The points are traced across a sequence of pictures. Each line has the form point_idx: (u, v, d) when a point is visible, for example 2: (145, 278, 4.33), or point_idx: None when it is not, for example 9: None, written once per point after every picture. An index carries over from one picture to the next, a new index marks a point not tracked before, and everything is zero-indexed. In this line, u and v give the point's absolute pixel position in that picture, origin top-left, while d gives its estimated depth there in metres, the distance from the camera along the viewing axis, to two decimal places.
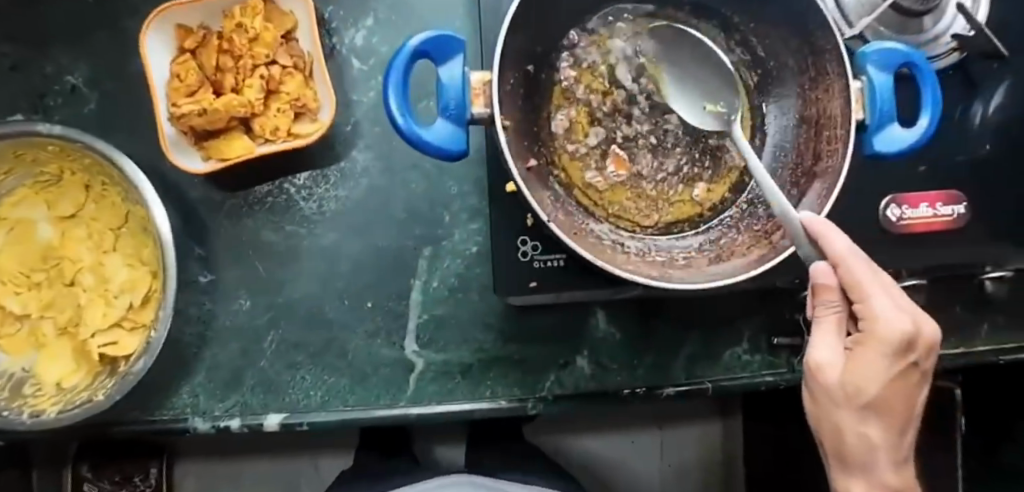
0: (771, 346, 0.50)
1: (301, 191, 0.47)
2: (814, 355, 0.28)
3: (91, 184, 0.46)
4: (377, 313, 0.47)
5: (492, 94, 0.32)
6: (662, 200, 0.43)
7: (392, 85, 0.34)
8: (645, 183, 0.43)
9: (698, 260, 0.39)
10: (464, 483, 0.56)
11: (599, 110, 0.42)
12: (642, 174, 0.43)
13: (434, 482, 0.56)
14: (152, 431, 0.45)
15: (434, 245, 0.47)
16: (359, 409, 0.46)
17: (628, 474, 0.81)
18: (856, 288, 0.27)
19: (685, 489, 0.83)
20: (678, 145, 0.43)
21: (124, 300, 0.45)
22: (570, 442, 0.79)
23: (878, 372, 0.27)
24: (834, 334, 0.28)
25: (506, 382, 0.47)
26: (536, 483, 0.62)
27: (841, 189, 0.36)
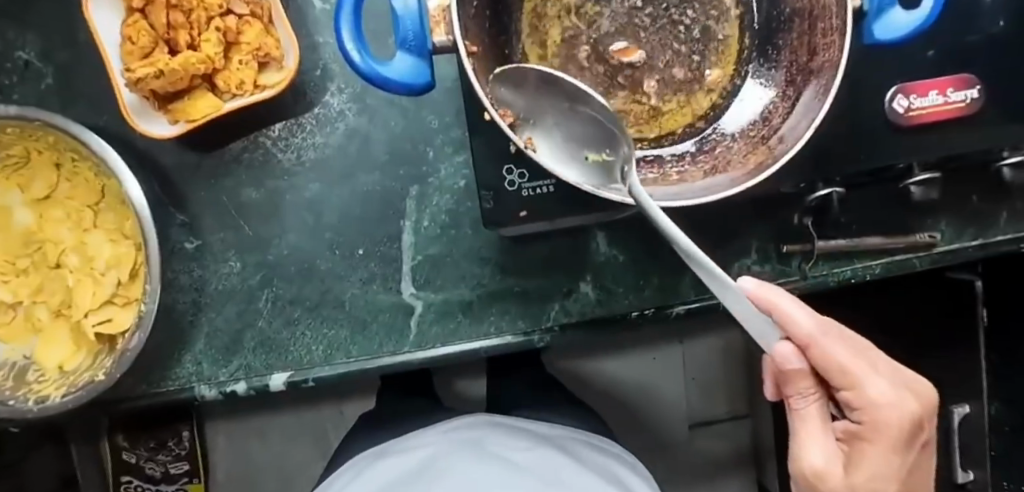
0: (782, 254, 0.49)
1: (277, 142, 0.45)
2: (811, 457, 0.27)
3: (60, 161, 0.44)
4: (370, 261, 0.45)
5: (453, 22, 0.28)
6: (655, 108, 0.40)
7: (346, 13, 0.31)
8: (657, 69, 0.40)
9: (691, 175, 0.36)
10: (481, 423, 0.57)
11: (573, 18, 0.39)
12: (655, 59, 0.40)
13: (453, 424, 0.57)
14: (161, 401, 0.46)
15: (421, 183, 0.45)
16: (362, 359, 0.45)
17: (657, 385, 0.94)
18: (850, 380, 0.26)
19: (705, 395, 0.96)
20: (664, 44, 0.40)
21: (111, 276, 0.44)
22: (603, 364, 0.90)
23: (879, 463, 0.27)
24: (820, 427, 0.27)
25: (509, 317, 0.45)
26: (554, 418, 0.63)
27: (840, 84, 0.33)
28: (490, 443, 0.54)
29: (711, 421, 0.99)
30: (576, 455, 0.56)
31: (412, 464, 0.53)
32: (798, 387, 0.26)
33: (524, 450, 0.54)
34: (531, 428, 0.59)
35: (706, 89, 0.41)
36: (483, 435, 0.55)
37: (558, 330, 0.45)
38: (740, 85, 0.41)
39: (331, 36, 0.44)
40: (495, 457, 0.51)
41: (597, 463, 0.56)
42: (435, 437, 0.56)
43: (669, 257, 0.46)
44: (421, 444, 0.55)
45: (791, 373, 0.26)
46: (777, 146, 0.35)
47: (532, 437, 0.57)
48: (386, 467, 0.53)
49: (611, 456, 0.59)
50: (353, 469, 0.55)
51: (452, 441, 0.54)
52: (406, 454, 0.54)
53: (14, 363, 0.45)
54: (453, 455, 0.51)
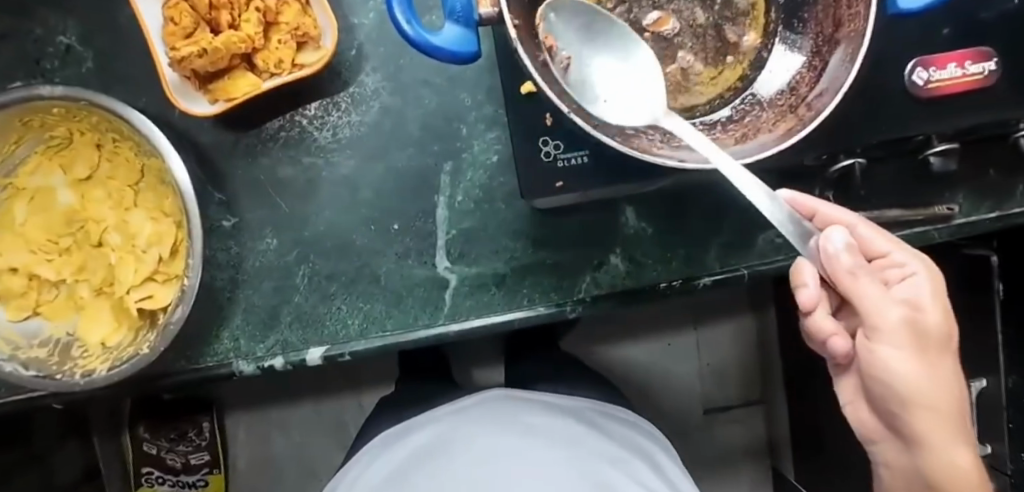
0: None
1: (314, 121, 0.46)
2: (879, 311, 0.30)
3: (102, 142, 0.45)
4: (405, 236, 0.46)
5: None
6: (687, 78, 0.42)
7: None
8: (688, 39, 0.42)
9: (721, 143, 0.37)
10: (500, 397, 0.59)
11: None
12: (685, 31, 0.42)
13: (470, 398, 0.60)
14: (201, 376, 0.47)
15: (454, 158, 0.46)
16: (398, 332, 0.46)
17: (669, 372, 0.99)
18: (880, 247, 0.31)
19: (720, 382, 1.01)
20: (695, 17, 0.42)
21: (153, 253, 0.45)
22: (618, 350, 0.97)
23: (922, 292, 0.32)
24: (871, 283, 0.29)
25: (541, 290, 0.46)
26: (587, 393, 0.64)
27: (866, 51, 0.34)
28: (504, 416, 0.57)
29: (727, 406, 1.01)
30: (589, 418, 0.60)
31: (434, 438, 0.56)
32: (845, 262, 0.29)
33: (540, 417, 0.57)
34: (548, 398, 0.61)
35: (735, 64, 0.42)
36: (500, 405, 0.58)
37: (589, 301, 0.46)
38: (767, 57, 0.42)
39: (365, 17, 0.45)
40: (513, 427, 0.55)
41: (610, 425, 0.60)
42: (455, 410, 0.59)
43: (694, 231, 0.48)
44: (441, 419, 0.58)
45: (834, 254, 0.29)
46: (806, 112, 0.36)
47: (548, 407, 0.59)
48: (410, 442, 0.57)
49: (624, 420, 0.62)
50: (379, 442, 0.59)
51: (471, 417, 0.57)
52: (428, 428, 0.57)
53: (58, 339, 0.46)
54: (474, 428, 0.56)
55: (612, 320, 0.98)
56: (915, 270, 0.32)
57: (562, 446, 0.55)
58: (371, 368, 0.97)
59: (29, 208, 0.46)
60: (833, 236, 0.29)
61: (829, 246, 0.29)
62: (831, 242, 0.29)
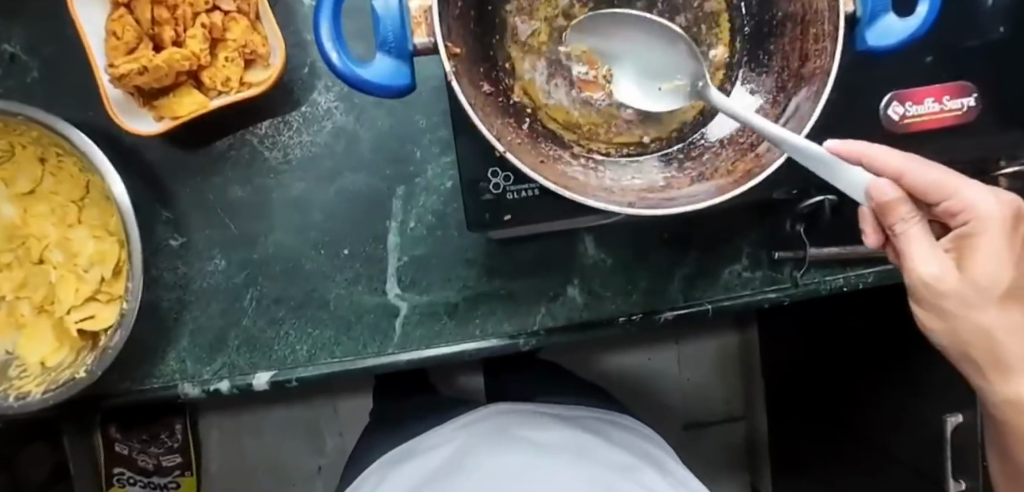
0: (773, 261, 0.48)
1: (264, 140, 0.44)
2: (924, 269, 0.25)
3: (45, 156, 0.44)
4: (355, 261, 0.44)
5: (434, 25, 0.27)
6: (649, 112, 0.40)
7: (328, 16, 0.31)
8: None
9: (671, 184, 0.35)
10: (489, 412, 0.58)
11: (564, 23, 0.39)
12: None
13: (468, 417, 0.57)
14: (143, 399, 0.45)
15: (408, 183, 0.44)
16: (347, 360, 0.44)
17: (654, 383, 0.99)
18: (943, 187, 0.26)
19: (704, 396, 1.01)
20: None
21: (95, 273, 0.44)
22: (603, 357, 0.96)
23: (992, 253, 0.26)
24: (928, 236, 0.25)
25: (495, 319, 0.45)
26: (569, 402, 0.65)
27: (830, 92, 0.32)
28: (511, 430, 0.54)
29: (707, 422, 1.02)
30: (594, 432, 0.58)
31: (436, 462, 0.53)
32: (902, 213, 0.24)
33: (545, 431, 0.55)
34: (544, 411, 0.60)
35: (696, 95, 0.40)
36: (503, 425, 0.55)
37: (544, 333, 0.45)
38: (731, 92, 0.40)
39: None
40: (524, 442, 0.52)
41: (608, 433, 0.59)
42: (453, 432, 0.56)
43: (656, 263, 0.47)
44: (439, 441, 0.55)
45: (890, 205, 0.24)
46: (765, 153, 0.34)
47: (553, 419, 0.58)
48: (409, 468, 0.53)
49: (630, 428, 0.63)
50: (376, 475, 0.55)
51: (475, 434, 0.54)
52: (427, 453, 0.54)
53: None
54: (479, 447, 0.52)
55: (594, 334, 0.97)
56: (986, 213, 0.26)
57: (577, 454, 0.52)
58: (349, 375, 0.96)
59: None
60: (884, 185, 0.24)
61: (881, 197, 0.24)
62: (881, 194, 0.24)
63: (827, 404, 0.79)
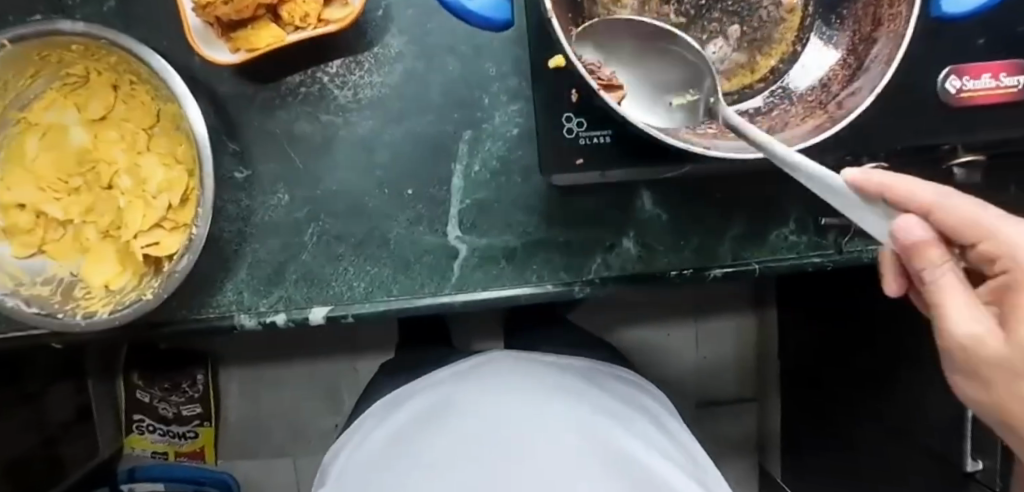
0: (819, 228, 0.51)
1: (335, 79, 0.45)
2: (964, 327, 0.21)
3: (119, 83, 0.45)
4: (419, 201, 0.46)
5: None
6: (723, 66, 0.41)
7: None
8: (725, 27, 0.40)
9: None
10: (497, 357, 0.58)
11: None
12: (719, 20, 0.41)
13: (468, 362, 0.58)
14: (200, 328, 0.47)
15: (475, 128, 0.46)
16: (404, 298, 0.46)
17: (669, 360, 1.05)
18: (974, 228, 0.21)
19: (716, 378, 1.07)
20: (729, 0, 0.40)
21: (162, 200, 0.44)
22: (623, 331, 1.03)
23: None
24: (965, 289, 0.21)
25: (551, 266, 0.47)
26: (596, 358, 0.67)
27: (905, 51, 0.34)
28: (505, 377, 0.55)
29: (719, 401, 1.07)
30: (590, 380, 0.60)
31: (432, 405, 0.55)
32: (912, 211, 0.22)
33: (537, 379, 0.56)
34: (544, 359, 0.60)
35: (768, 53, 0.41)
36: (497, 369, 0.57)
37: (598, 282, 0.47)
38: (801, 52, 0.41)
39: None
40: (516, 392, 0.54)
41: (602, 383, 0.60)
42: (448, 375, 0.57)
43: (706, 222, 0.49)
44: (436, 383, 0.57)
45: (921, 247, 0.21)
46: (836, 110, 0.36)
47: (550, 367, 0.59)
48: (409, 409, 0.56)
49: (626, 379, 0.63)
50: (377, 413, 0.58)
51: (472, 380, 0.56)
52: (427, 394, 0.57)
53: (60, 279, 0.45)
54: (471, 387, 0.55)
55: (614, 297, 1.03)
56: None
57: (570, 398, 0.54)
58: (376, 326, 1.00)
59: (41, 144, 0.46)
60: (909, 223, 0.21)
61: (907, 236, 0.21)
62: (909, 233, 0.21)
63: (841, 384, 0.82)
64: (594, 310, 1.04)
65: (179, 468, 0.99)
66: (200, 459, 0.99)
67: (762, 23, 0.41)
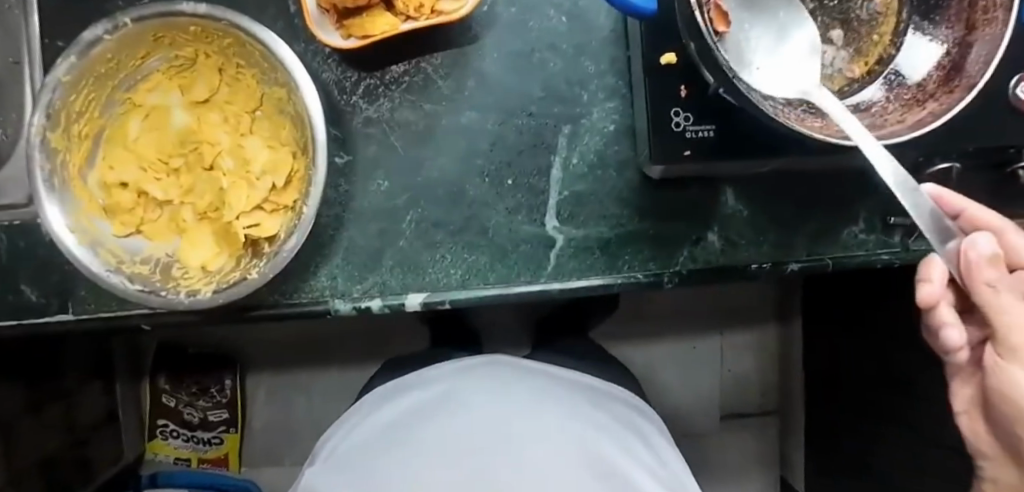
0: (886, 226, 0.52)
1: (439, 70, 0.46)
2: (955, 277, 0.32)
3: (225, 67, 0.46)
4: (518, 190, 0.47)
5: None
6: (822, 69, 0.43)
7: None
8: (828, 33, 0.43)
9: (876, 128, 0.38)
10: (496, 362, 0.62)
11: None
12: (823, 25, 0.43)
13: (469, 360, 0.63)
14: (292, 313, 0.46)
15: (574, 123, 0.48)
16: (501, 286, 0.47)
17: (694, 373, 1.07)
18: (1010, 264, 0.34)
19: (740, 390, 1.08)
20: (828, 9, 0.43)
21: (267, 181, 0.44)
22: (647, 345, 1.06)
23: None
24: (1007, 298, 0.31)
25: (642, 257, 0.49)
26: None
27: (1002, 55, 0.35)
28: (494, 383, 0.60)
29: (742, 413, 1.08)
30: (589, 388, 0.64)
31: (430, 398, 0.60)
32: (990, 275, 0.31)
33: (524, 386, 0.60)
34: (539, 367, 0.64)
35: (872, 45, 0.44)
36: (498, 369, 0.61)
37: (686, 273, 0.49)
38: (895, 56, 0.43)
39: None
40: (503, 397, 0.59)
41: (595, 397, 0.63)
42: (447, 371, 0.62)
43: (784, 220, 0.51)
44: (434, 379, 0.62)
45: (982, 259, 0.30)
46: (932, 105, 0.38)
47: (542, 376, 0.62)
48: (408, 400, 0.61)
49: (623, 399, 0.66)
50: (375, 398, 0.63)
51: (466, 379, 0.61)
52: (424, 388, 0.61)
53: (157, 259, 0.46)
54: (466, 386, 0.60)
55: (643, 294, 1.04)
56: None
57: (558, 401, 0.60)
58: (402, 327, 0.98)
59: (144, 125, 0.47)
60: (978, 242, 0.30)
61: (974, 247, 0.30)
62: (979, 246, 0.30)
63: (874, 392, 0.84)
64: (621, 320, 1.05)
65: (202, 475, 0.94)
66: (224, 467, 0.96)
67: (856, 31, 0.44)
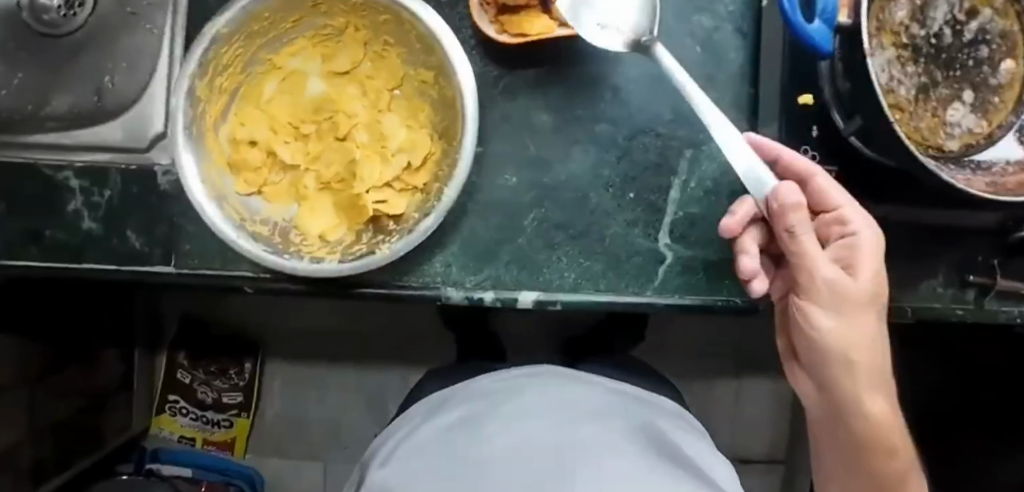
0: (963, 282, 0.52)
1: (577, 78, 0.48)
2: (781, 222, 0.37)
3: (372, 42, 0.46)
4: (637, 205, 0.48)
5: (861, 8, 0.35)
6: (951, 126, 0.45)
7: None
8: (961, 90, 0.45)
9: (1003, 187, 0.41)
10: (544, 371, 0.61)
11: (909, 30, 0.44)
12: (958, 83, 0.45)
13: (520, 370, 0.61)
14: (402, 294, 0.46)
15: (696, 148, 0.49)
16: (610, 294, 0.47)
17: None
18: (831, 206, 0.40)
19: None
20: (965, 68, 0.45)
21: (402, 159, 0.44)
22: None
23: (869, 258, 0.38)
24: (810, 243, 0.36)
25: (741, 283, 0.48)
26: None
27: None
28: (546, 391, 0.58)
29: None
30: (648, 405, 0.62)
31: (486, 403, 0.58)
32: (796, 218, 0.36)
33: (582, 396, 0.58)
34: (592, 380, 0.62)
35: (999, 108, 0.45)
36: (555, 377, 0.60)
37: None
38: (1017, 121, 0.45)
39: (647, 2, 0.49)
40: (560, 404, 0.56)
41: (654, 413, 0.61)
42: (497, 381, 0.60)
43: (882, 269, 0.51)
44: (485, 387, 0.60)
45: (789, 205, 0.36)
46: None
47: (597, 388, 0.61)
48: (463, 405, 0.59)
49: (680, 417, 0.64)
50: (425, 406, 0.63)
51: (520, 385, 0.59)
52: (477, 394, 0.60)
53: (275, 223, 0.45)
54: (524, 395, 0.57)
55: (672, 324, 1.00)
56: (855, 233, 0.39)
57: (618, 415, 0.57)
58: (429, 331, 0.93)
59: (280, 88, 0.47)
60: (786, 191, 0.36)
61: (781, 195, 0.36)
62: (785, 194, 0.36)
63: None
64: None
65: (206, 456, 0.89)
66: (229, 451, 0.92)
67: (991, 92, 0.45)
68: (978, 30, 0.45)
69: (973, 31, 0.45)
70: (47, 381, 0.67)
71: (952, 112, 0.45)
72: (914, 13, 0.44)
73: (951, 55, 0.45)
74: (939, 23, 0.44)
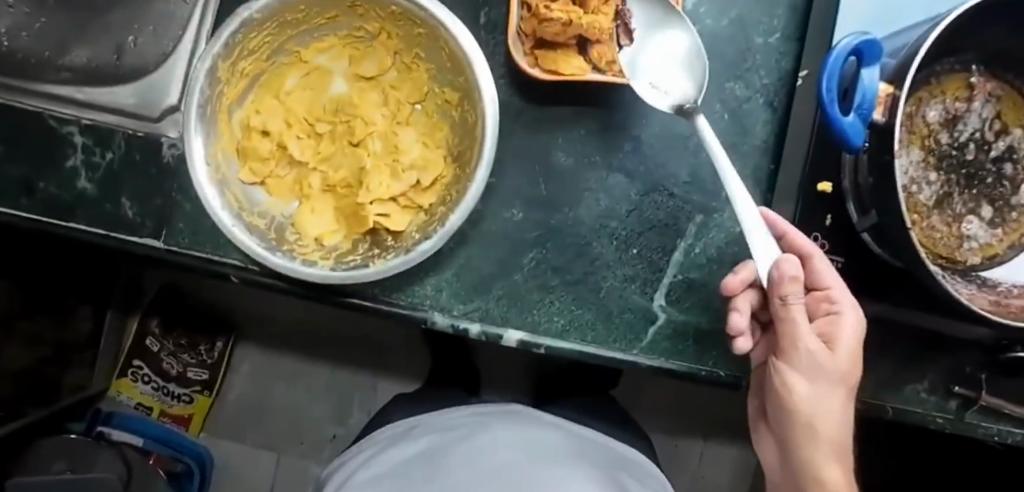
0: (947, 393, 0.50)
1: (600, 124, 0.47)
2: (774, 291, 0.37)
3: (403, 53, 0.45)
4: (639, 262, 0.47)
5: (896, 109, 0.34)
6: (968, 237, 0.45)
7: (825, 70, 0.36)
8: (982, 204, 0.45)
9: (1008, 308, 0.40)
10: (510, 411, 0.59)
11: (937, 137, 0.44)
12: (980, 196, 0.45)
13: (490, 407, 0.60)
14: (388, 312, 0.45)
15: (706, 214, 0.47)
16: (596, 347, 0.46)
17: None
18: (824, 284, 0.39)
19: None
20: (989, 183, 0.45)
21: (411, 176, 0.44)
22: None
23: (853, 342, 0.37)
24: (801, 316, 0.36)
25: (728, 357, 0.47)
26: None
27: None
28: (510, 429, 0.56)
29: None
30: (617, 460, 0.59)
31: (450, 436, 0.57)
32: (793, 291, 0.36)
33: (546, 438, 0.56)
34: (561, 424, 0.60)
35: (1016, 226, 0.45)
36: (521, 418, 0.59)
37: None
38: None
39: None
40: (521, 445, 0.54)
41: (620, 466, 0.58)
42: (467, 416, 0.59)
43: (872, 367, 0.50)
44: (455, 421, 0.59)
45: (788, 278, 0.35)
46: None
47: (564, 434, 0.59)
48: (428, 436, 0.57)
49: (651, 476, 0.60)
50: (395, 430, 0.61)
51: (488, 422, 0.57)
52: (445, 428, 0.58)
53: (273, 217, 0.44)
54: (488, 431, 0.56)
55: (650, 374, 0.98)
56: (841, 312, 0.38)
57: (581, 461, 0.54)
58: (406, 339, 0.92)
59: (303, 82, 0.46)
60: (788, 263, 0.35)
61: (783, 267, 0.35)
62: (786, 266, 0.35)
63: None
64: None
65: (157, 428, 0.86)
66: (184, 426, 0.90)
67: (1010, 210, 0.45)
68: (1005, 147, 0.45)
69: (1000, 148, 0.45)
70: (17, 326, 0.65)
71: (970, 222, 0.45)
72: (943, 121, 0.44)
73: (977, 167, 0.44)
74: (967, 135, 0.44)
